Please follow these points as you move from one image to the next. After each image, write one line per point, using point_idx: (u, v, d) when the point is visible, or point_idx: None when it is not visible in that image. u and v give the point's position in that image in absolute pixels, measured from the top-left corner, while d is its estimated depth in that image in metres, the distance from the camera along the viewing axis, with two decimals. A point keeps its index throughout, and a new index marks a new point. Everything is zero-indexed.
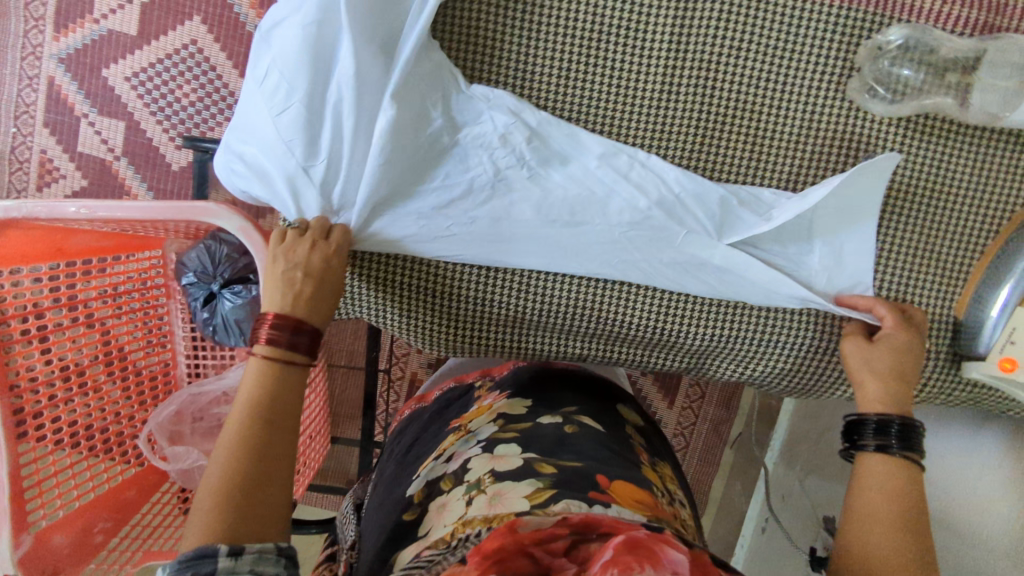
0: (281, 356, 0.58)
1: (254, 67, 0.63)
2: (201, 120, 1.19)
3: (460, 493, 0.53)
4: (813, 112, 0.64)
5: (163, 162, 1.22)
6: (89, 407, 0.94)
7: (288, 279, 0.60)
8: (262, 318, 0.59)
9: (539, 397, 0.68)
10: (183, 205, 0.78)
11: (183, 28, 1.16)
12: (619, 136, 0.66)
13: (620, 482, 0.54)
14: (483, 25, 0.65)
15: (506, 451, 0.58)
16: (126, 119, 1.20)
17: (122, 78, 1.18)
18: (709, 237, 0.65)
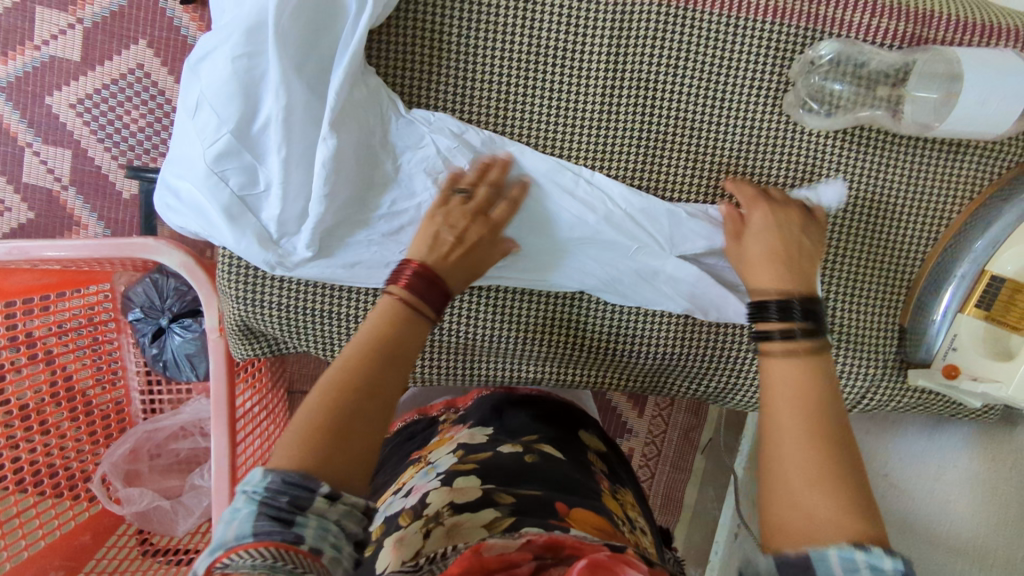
0: (414, 301, 0.52)
1: (185, 100, 0.62)
2: (150, 145, 1.16)
3: (416, 527, 0.51)
4: (751, 128, 0.64)
5: (112, 190, 1.18)
6: (36, 447, 0.92)
7: (437, 238, 0.56)
8: (405, 261, 0.54)
9: (502, 426, 0.66)
10: (123, 243, 0.75)
11: (128, 52, 1.13)
12: (565, 154, 0.65)
13: (581, 510, 0.52)
14: (418, 49, 0.64)
15: (466, 484, 0.55)
16: (72, 147, 1.16)
17: (66, 105, 1.15)
18: (658, 249, 0.63)
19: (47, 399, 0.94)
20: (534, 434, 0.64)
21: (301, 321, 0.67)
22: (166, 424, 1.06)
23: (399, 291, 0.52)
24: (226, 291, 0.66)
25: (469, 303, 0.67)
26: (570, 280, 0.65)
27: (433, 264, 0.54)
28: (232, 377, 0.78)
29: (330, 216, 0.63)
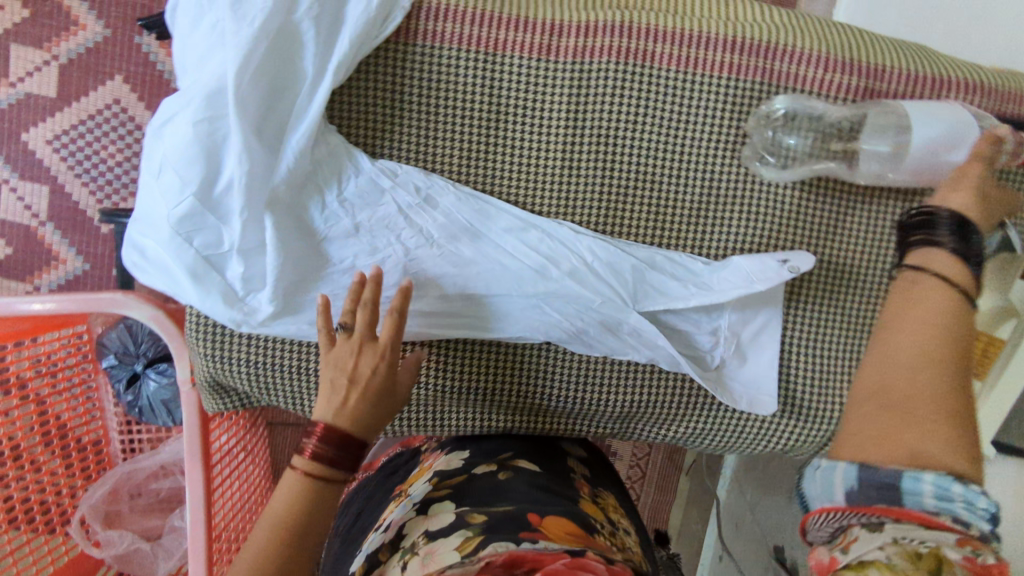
0: (321, 471, 0.56)
1: (149, 164, 0.63)
2: (129, 180, 1.16)
3: (396, 562, 0.58)
4: (711, 180, 0.66)
5: (92, 226, 1.19)
6: (17, 486, 0.95)
7: (334, 386, 0.58)
8: (312, 424, 0.57)
9: (476, 448, 0.73)
10: (92, 299, 0.76)
11: (105, 88, 1.14)
12: (529, 206, 0.66)
13: (553, 518, 0.57)
14: (376, 109, 0.64)
15: (439, 509, 0.62)
16: (49, 183, 1.16)
17: (43, 142, 1.15)
18: (622, 304, 0.65)
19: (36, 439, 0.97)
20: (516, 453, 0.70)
21: (261, 372, 0.67)
22: (145, 464, 1.08)
23: (304, 465, 0.56)
24: (195, 348, 0.67)
25: (435, 357, 0.68)
26: (537, 333, 0.66)
27: (338, 426, 0.57)
28: (205, 428, 0.78)
29: (295, 270, 0.63)
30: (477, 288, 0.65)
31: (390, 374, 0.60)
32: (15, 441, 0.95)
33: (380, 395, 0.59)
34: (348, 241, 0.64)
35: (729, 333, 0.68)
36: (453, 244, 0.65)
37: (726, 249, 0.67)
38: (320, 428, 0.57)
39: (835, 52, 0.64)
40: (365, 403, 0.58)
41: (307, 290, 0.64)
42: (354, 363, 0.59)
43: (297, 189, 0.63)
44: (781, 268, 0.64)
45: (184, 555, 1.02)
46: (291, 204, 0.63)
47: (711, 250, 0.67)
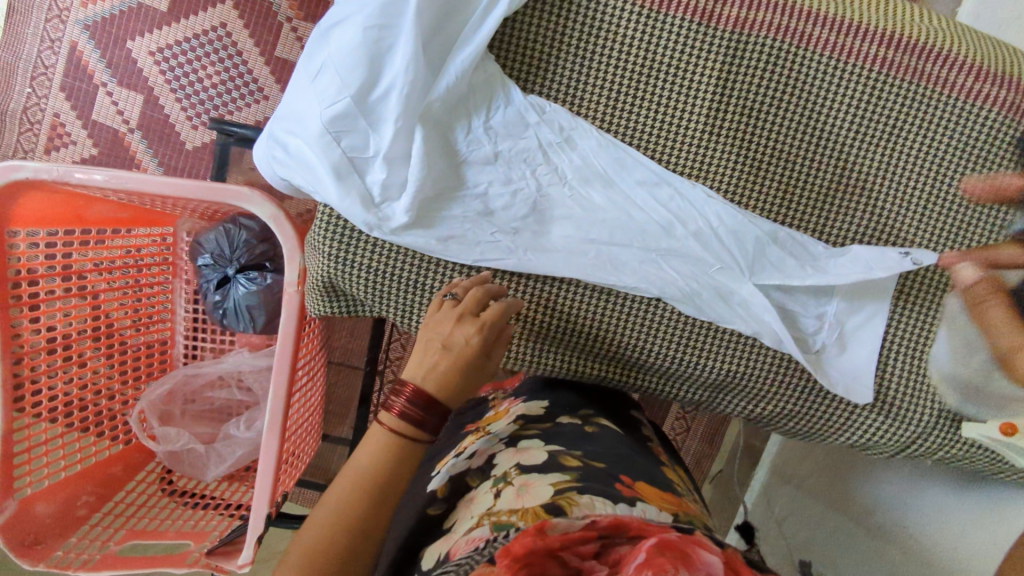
0: (407, 429, 0.60)
1: (308, 63, 0.65)
2: (222, 103, 1.26)
3: (488, 487, 0.61)
4: (844, 168, 0.67)
5: (177, 140, 1.27)
6: (80, 373, 0.98)
7: (429, 346, 0.63)
8: (402, 384, 0.61)
9: (556, 403, 0.76)
10: (217, 188, 0.76)
11: (213, 11, 1.23)
12: (663, 163, 0.67)
13: (641, 482, 0.61)
14: (538, 45, 0.65)
15: (528, 445, 0.66)
16: (144, 93, 1.25)
17: (145, 52, 1.24)
18: (739, 273, 0.67)
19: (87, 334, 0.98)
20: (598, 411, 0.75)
21: (386, 286, 0.69)
22: (207, 371, 1.11)
23: (392, 422, 0.60)
24: (319, 246, 0.69)
25: (550, 297, 0.69)
26: (651, 286, 0.67)
27: (425, 390, 0.60)
28: (299, 332, 0.79)
29: (434, 188, 0.65)
30: (597, 234, 0.67)
31: (481, 348, 0.62)
32: (79, 327, 0.97)
33: (471, 367, 0.62)
34: (483, 167, 0.66)
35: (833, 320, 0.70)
36: (583, 185, 0.67)
37: (846, 237, 0.68)
38: (409, 389, 0.61)
39: (990, 63, 0.64)
40: (452, 373, 0.62)
41: (442, 206, 0.66)
42: (452, 332, 0.62)
43: (449, 109, 0.65)
44: (903, 260, 0.66)
45: (235, 463, 1.04)
46: (439, 123, 0.65)
47: (830, 237, 0.68)
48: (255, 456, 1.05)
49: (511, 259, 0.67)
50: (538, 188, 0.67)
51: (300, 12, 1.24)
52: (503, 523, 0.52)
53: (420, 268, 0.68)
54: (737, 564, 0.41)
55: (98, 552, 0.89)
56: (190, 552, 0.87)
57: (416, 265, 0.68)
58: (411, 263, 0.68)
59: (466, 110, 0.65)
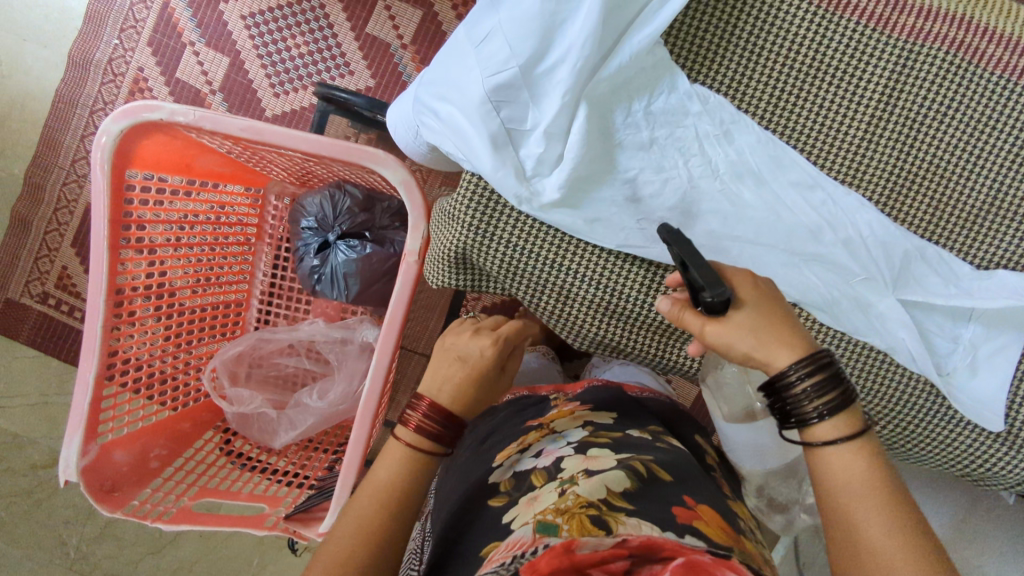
0: (423, 440, 0.68)
1: (473, 29, 0.64)
2: (307, 73, 1.25)
3: (553, 487, 0.65)
4: (1004, 189, 0.66)
5: (257, 106, 1.26)
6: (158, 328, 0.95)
7: (447, 358, 0.75)
8: (418, 400, 0.70)
9: (624, 419, 0.85)
10: (352, 147, 0.77)
11: None
12: (818, 166, 0.66)
13: (703, 505, 0.64)
14: (710, 36, 0.65)
15: (596, 454, 0.71)
16: (231, 56, 1.25)
17: (237, 15, 1.24)
18: (881, 286, 0.67)
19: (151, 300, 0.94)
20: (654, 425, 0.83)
21: (520, 262, 0.69)
22: (280, 337, 1.08)
23: (408, 437, 0.68)
24: (458, 216, 0.68)
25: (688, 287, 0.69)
26: (793, 289, 0.66)
27: (440, 402, 0.70)
28: (411, 302, 0.79)
29: (587, 167, 0.65)
30: (743, 231, 0.66)
31: (492, 361, 0.74)
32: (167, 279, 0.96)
33: (486, 377, 0.74)
34: (636, 152, 0.66)
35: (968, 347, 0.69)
36: (733, 180, 0.66)
37: (994, 259, 0.67)
38: (424, 404, 0.69)
39: None
40: (467, 384, 0.73)
41: (592, 186, 0.66)
42: (467, 346, 0.75)
43: (613, 89, 0.64)
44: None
45: (305, 431, 1.02)
46: (603, 102, 0.64)
47: (978, 258, 0.67)
48: (325, 427, 1.02)
49: (656, 249, 0.66)
50: (688, 177, 0.66)
51: None
52: (548, 524, 0.57)
53: (559, 248, 0.68)
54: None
55: (174, 506, 0.88)
56: (269, 517, 0.87)
57: (555, 244, 0.68)
58: (550, 242, 0.68)
59: (626, 93, 0.65)
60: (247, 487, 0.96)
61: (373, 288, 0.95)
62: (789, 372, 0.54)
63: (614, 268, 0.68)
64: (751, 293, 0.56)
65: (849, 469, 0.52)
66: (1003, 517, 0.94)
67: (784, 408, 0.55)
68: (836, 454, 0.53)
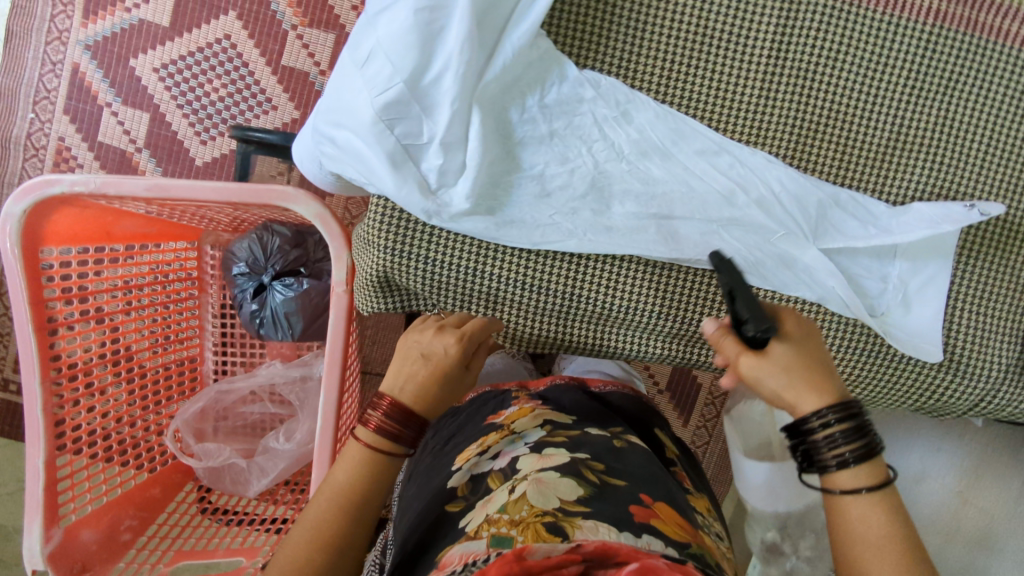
0: (382, 444, 0.63)
1: (354, 52, 0.63)
2: (229, 115, 1.23)
3: (506, 488, 0.69)
4: (906, 125, 0.66)
5: (185, 156, 1.24)
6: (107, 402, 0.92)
7: (406, 356, 0.67)
8: (380, 398, 0.64)
9: (586, 417, 0.88)
10: (260, 188, 0.75)
11: (217, 22, 1.21)
12: (721, 131, 0.66)
13: (658, 502, 0.69)
14: (592, 19, 0.64)
15: (552, 452, 0.75)
16: (150, 111, 1.23)
17: (150, 69, 1.22)
18: (802, 239, 0.67)
19: (100, 360, 0.92)
20: (615, 426, 0.87)
21: (443, 275, 0.68)
22: (239, 386, 1.07)
23: (368, 437, 0.63)
24: (373, 239, 0.67)
25: (612, 273, 0.68)
26: (716, 257, 0.66)
27: (402, 402, 0.63)
28: (348, 332, 0.78)
29: (489, 172, 0.65)
30: (658, 208, 0.66)
31: (460, 357, 0.66)
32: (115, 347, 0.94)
33: (452, 375, 0.66)
34: (540, 147, 0.66)
35: (897, 284, 0.69)
36: (639, 159, 0.66)
37: (907, 194, 0.68)
38: (386, 404, 0.63)
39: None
40: (431, 383, 0.65)
41: (499, 189, 0.65)
42: (431, 343, 0.67)
43: (503, 89, 0.64)
44: (969, 212, 0.65)
45: (277, 476, 1.01)
46: (495, 103, 0.64)
47: (893, 196, 0.68)
48: (297, 467, 1.02)
49: (573, 241, 0.66)
50: (594, 163, 0.66)
51: (304, 18, 1.21)
52: (502, 537, 0.58)
53: (479, 255, 0.67)
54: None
55: None
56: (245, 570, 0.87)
57: (474, 253, 0.67)
58: (469, 251, 0.67)
59: (519, 90, 0.64)
60: (225, 542, 0.95)
61: (318, 323, 0.94)
62: (820, 417, 0.55)
63: (536, 268, 0.68)
64: (792, 328, 0.58)
65: (867, 523, 0.52)
66: (973, 441, 0.95)
67: (806, 452, 0.57)
68: (857, 505, 0.53)
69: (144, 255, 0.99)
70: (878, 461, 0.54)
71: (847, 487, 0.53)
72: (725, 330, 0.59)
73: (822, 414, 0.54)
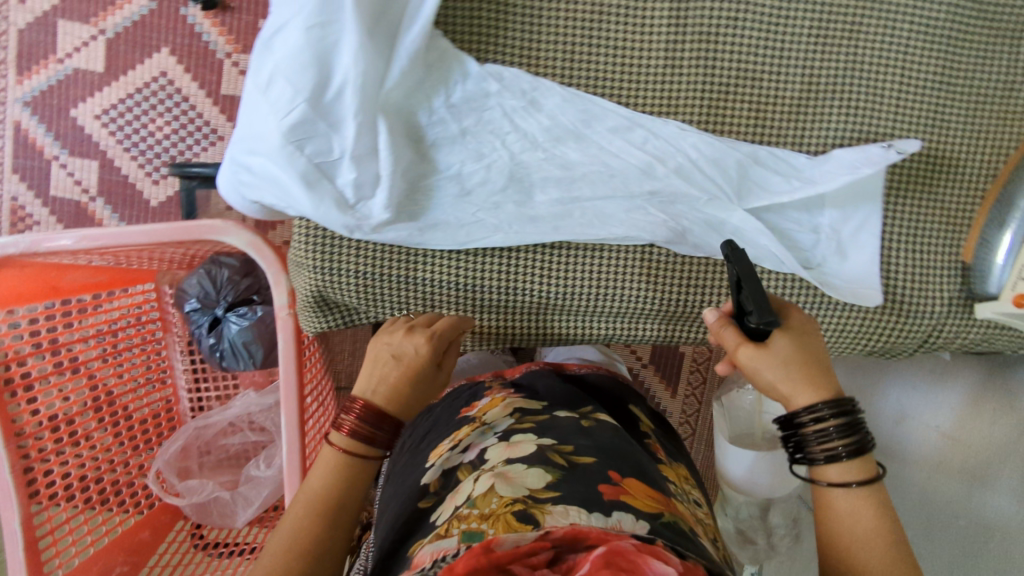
0: (357, 449, 0.61)
1: (255, 76, 0.62)
2: (178, 151, 1.18)
3: (473, 478, 0.68)
4: (815, 74, 0.66)
5: (141, 199, 1.20)
6: (85, 455, 0.93)
7: (379, 358, 0.66)
8: (352, 402, 0.63)
9: (557, 401, 0.87)
10: (190, 225, 0.76)
11: (151, 60, 1.17)
12: (632, 105, 0.66)
13: (630, 477, 0.66)
14: (486, 14, 0.64)
15: (520, 439, 0.73)
16: (99, 158, 1.18)
17: (92, 116, 1.18)
18: (727, 202, 0.66)
19: (86, 411, 0.95)
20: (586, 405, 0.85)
21: (374, 287, 0.68)
22: (215, 420, 1.08)
23: (341, 442, 0.62)
24: (303, 261, 0.67)
25: (543, 263, 0.68)
26: (643, 232, 0.66)
27: (374, 404, 0.63)
28: (299, 354, 0.80)
29: (404, 179, 0.65)
30: (580, 190, 0.66)
31: (430, 356, 0.66)
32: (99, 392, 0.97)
33: (424, 375, 0.66)
34: (454, 148, 0.66)
35: (830, 236, 0.69)
36: (555, 145, 0.66)
37: (827, 142, 0.68)
38: (359, 407, 0.63)
39: None
40: (403, 383, 0.64)
41: (420, 194, 0.66)
42: (401, 344, 0.66)
43: (407, 95, 0.64)
44: (887, 152, 0.65)
45: (262, 504, 1.01)
46: (400, 110, 0.64)
47: (813, 146, 0.67)
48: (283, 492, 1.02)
49: (499, 235, 0.66)
50: (511, 155, 0.66)
51: (238, 45, 1.17)
52: (473, 532, 0.55)
53: (408, 263, 0.68)
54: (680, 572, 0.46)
55: None
56: None
57: (402, 262, 0.68)
58: (397, 260, 0.67)
59: (423, 94, 0.64)
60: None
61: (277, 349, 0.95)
62: (810, 412, 0.57)
63: (467, 268, 0.68)
64: (795, 320, 0.60)
65: (858, 515, 0.54)
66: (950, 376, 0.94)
67: (797, 446, 0.59)
68: (845, 500, 0.55)
69: (106, 305, 0.99)
70: (869, 458, 0.56)
71: (836, 479, 0.55)
72: (728, 318, 0.61)
73: (814, 409, 0.56)
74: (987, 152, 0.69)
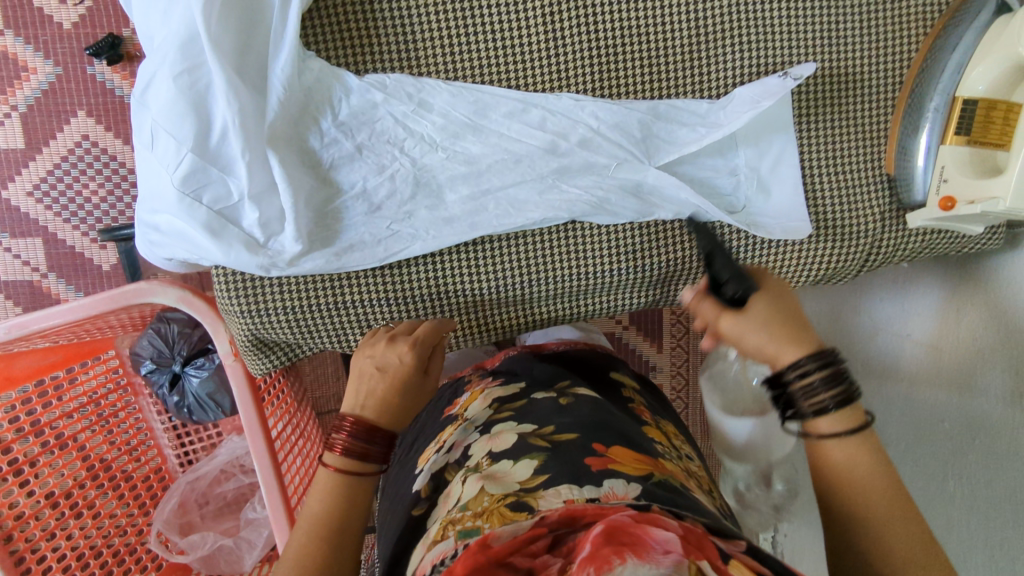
0: (351, 466, 0.58)
1: (139, 135, 0.60)
2: (118, 213, 1.07)
3: (460, 478, 0.59)
4: (698, 16, 0.65)
5: (91, 266, 1.10)
6: (90, 530, 0.90)
7: (362, 371, 0.63)
8: (342, 419, 0.59)
9: (531, 380, 0.77)
10: (115, 293, 0.75)
11: (70, 126, 1.04)
12: (524, 87, 0.65)
13: (617, 447, 0.57)
14: (354, 23, 0.63)
15: (499, 430, 0.64)
16: (41, 234, 1.08)
17: (24, 194, 1.06)
18: (639, 163, 0.66)
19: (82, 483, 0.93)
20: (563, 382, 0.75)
21: (303, 321, 0.67)
22: (205, 470, 1.08)
23: (335, 461, 0.58)
24: (230, 309, 0.66)
25: (469, 259, 0.67)
26: (560, 210, 0.66)
27: (366, 419, 0.59)
28: (257, 397, 0.79)
29: (309, 209, 0.64)
30: (490, 180, 0.66)
31: (416, 365, 0.63)
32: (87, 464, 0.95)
33: (412, 386, 0.63)
34: (357, 165, 0.65)
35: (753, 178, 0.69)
36: (459, 141, 0.65)
37: (726, 82, 0.67)
38: (350, 424, 0.59)
39: None
40: (391, 396, 0.61)
41: (330, 218, 0.65)
42: (385, 356, 0.63)
43: (293, 122, 0.63)
44: (784, 81, 0.64)
45: (266, 543, 1.02)
46: (291, 138, 0.63)
47: (712, 89, 0.67)
48: None
49: (418, 244, 0.66)
50: (414, 161, 0.65)
51: None
52: (469, 529, 0.47)
53: (333, 289, 0.67)
54: (696, 538, 0.36)
55: None
56: None
57: (329, 288, 0.67)
58: (323, 288, 0.67)
59: (309, 117, 0.63)
60: None
61: None
62: (796, 369, 0.52)
63: (395, 282, 0.67)
64: (772, 283, 0.56)
65: (854, 463, 0.50)
66: None
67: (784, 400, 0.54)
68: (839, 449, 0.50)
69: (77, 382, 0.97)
70: (856, 406, 0.51)
71: (826, 432, 0.51)
72: (701, 294, 0.58)
73: (798, 365, 0.51)
74: (884, 57, 0.68)
